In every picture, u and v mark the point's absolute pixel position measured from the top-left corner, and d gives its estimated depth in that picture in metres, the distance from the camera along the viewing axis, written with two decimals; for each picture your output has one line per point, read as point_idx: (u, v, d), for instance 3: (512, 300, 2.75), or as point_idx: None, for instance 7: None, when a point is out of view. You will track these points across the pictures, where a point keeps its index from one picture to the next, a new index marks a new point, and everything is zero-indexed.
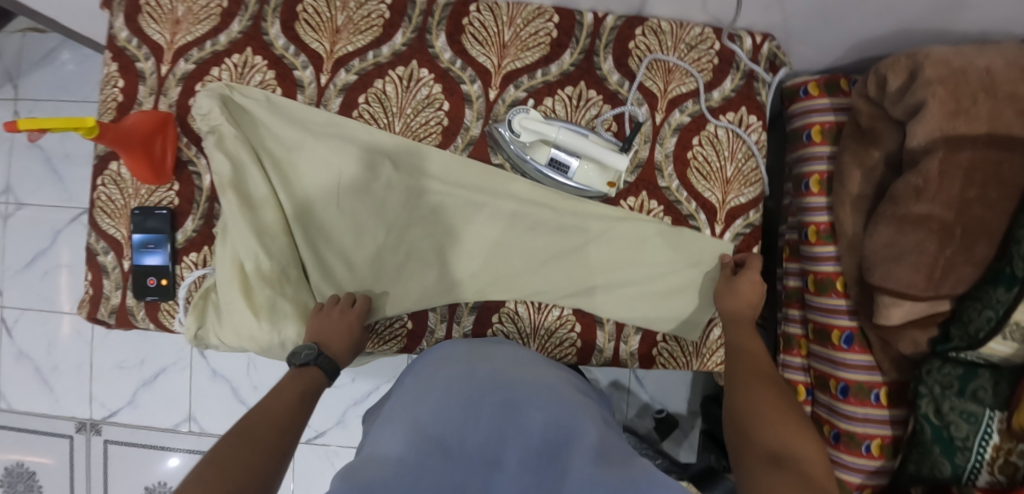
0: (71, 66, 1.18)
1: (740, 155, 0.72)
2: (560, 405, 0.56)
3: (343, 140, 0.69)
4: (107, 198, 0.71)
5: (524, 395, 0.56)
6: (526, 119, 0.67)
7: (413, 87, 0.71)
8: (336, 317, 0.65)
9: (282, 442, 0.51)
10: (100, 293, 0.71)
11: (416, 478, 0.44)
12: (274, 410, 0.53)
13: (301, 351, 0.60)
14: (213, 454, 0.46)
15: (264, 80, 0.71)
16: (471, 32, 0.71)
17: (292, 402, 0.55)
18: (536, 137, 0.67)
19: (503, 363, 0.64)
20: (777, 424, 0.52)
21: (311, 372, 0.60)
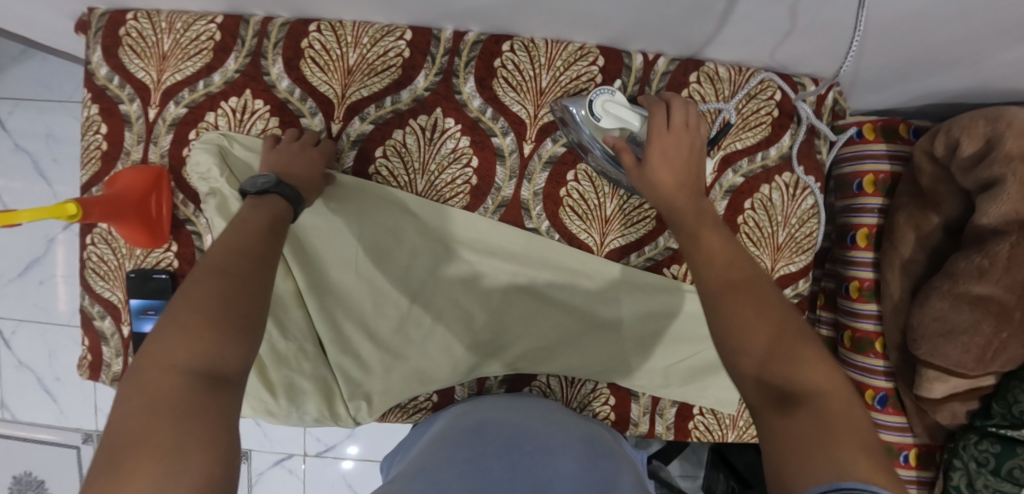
0: (53, 62, 1.08)
1: (794, 220, 0.66)
2: (598, 452, 0.53)
3: (363, 201, 0.61)
4: (99, 258, 0.64)
5: (563, 443, 0.53)
6: (611, 102, 0.55)
7: (437, 140, 0.63)
8: (297, 152, 0.56)
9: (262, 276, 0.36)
10: (100, 359, 0.66)
11: None
12: (241, 242, 0.38)
13: (254, 180, 0.46)
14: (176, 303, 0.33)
15: (267, 128, 0.62)
16: (504, 75, 0.62)
17: (261, 233, 0.40)
18: (619, 124, 0.55)
19: (535, 412, 0.60)
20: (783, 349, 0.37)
21: (273, 201, 0.46)
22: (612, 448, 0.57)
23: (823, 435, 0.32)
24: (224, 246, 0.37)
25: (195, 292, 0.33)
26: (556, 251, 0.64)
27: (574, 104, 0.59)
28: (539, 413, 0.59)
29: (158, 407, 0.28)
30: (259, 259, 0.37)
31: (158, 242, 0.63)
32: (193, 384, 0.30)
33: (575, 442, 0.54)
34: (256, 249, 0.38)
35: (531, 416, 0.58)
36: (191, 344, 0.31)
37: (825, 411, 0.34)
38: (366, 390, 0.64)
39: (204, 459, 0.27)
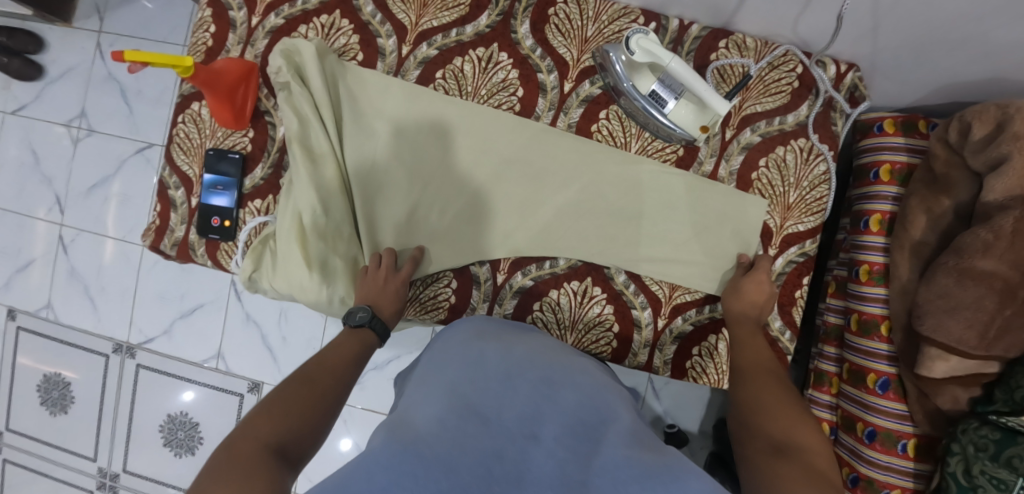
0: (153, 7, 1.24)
1: (806, 184, 0.71)
2: (599, 393, 0.56)
3: (406, 98, 0.71)
4: (185, 135, 0.75)
5: (562, 371, 0.57)
6: (645, 39, 0.63)
7: (490, 70, 0.71)
8: (377, 282, 0.68)
9: (327, 402, 0.55)
10: (166, 225, 0.76)
11: (455, 441, 0.46)
12: (316, 376, 0.57)
13: (355, 314, 0.64)
14: (270, 400, 0.52)
15: (348, 43, 0.73)
16: (555, 22, 0.71)
17: (345, 362, 0.60)
18: (649, 59, 0.63)
19: (538, 345, 0.64)
20: (776, 417, 0.55)
21: (364, 333, 0.64)
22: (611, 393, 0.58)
23: (808, 472, 0.48)
24: (306, 380, 0.56)
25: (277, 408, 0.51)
26: (577, 163, 0.71)
27: (613, 50, 0.67)
28: (529, 344, 0.63)
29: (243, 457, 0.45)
30: (332, 386, 0.56)
31: (238, 122, 0.72)
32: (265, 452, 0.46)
33: (570, 373, 0.58)
34: (323, 386, 0.56)
35: (528, 343, 0.63)
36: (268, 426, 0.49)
37: (804, 457, 0.50)
38: None
39: (266, 478, 0.43)
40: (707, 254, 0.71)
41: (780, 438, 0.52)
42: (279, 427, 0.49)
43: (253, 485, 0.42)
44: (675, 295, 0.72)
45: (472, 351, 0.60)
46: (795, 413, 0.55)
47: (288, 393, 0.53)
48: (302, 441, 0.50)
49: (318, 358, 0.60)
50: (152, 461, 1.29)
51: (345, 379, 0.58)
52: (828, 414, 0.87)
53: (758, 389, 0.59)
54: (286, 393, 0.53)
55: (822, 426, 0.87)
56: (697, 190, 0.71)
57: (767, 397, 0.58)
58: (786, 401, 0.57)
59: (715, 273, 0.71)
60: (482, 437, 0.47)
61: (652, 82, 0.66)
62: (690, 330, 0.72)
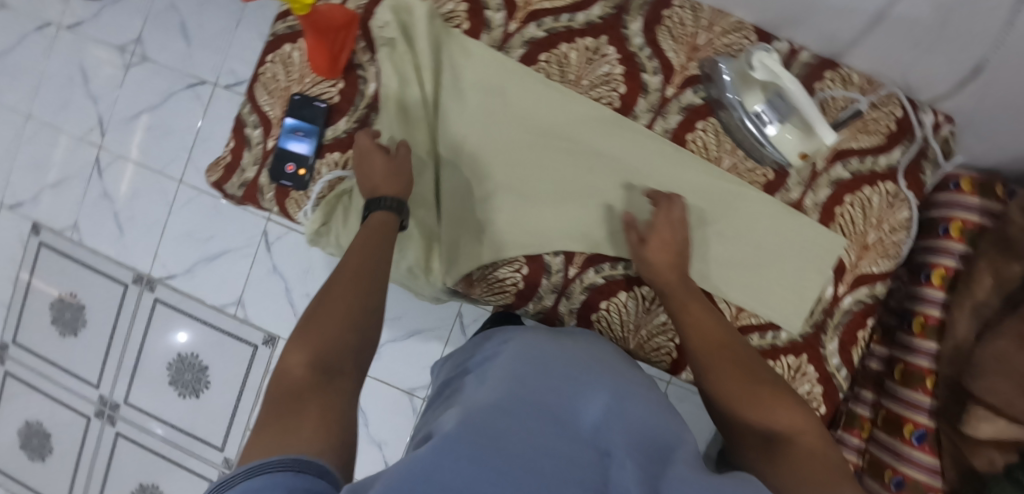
0: None
1: (887, 226, 0.72)
2: (659, 412, 0.53)
3: (506, 75, 0.69)
4: (272, 76, 0.73)
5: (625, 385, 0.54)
6: (768, 58, 0.62)
7: (595, 61, 0.70)
8: (376, 165, 0.63)
9: (363, 322, 0.51)
10: (237, 164, 0.74)
11: (528, 433, 0.42)
12: (349, 286, 0.53)
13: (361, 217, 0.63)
14: (309, 317, 0.50)
15: (455, 9, 0.71)
16: (668, 25, 0.70)
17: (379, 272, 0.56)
18: (767, 78, 0.62)
19: (594, 349, 0.62)
20: (772, 411, 0.51)
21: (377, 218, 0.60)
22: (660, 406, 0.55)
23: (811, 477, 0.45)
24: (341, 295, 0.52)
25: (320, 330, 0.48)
26: (667, 170, 0.70)
27: (726, 62, 0.67)
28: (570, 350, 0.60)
29: (300, 393, 0.43)
30: (370, 304, 0.53)
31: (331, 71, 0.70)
32: (312, 379, 0.44)
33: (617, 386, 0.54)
34: (360, 304, 0.52)
35: (565, 349, 0.60)
36: (311, 348, 0.46)
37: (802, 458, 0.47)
38: (458, 250, 0.70)
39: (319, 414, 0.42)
40: (778, 280, 0.71)
41: (782, 431, 0.50)
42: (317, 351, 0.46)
43: (310, 418, 0.41)
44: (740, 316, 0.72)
45: (523, 352, 0.58)
46: (786, 409, 0.51)
47: (320, 313, 0.50)
48: (345, 358, 0.47)
49: (341, 268, 0.55)
50: (156, 397, 1.27)
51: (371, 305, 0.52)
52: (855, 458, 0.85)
53: (739, 390, 0.53)
54: (318, 316, 0.49)
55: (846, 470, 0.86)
56: (779, 216, 0.71)
57: (761, 393, 0.53)
58: (768, 390, 0.53)
59: (784, 300, 0.71)
60: (553, 435, 0.43)
61: (759, 102, 0.66)
62: None
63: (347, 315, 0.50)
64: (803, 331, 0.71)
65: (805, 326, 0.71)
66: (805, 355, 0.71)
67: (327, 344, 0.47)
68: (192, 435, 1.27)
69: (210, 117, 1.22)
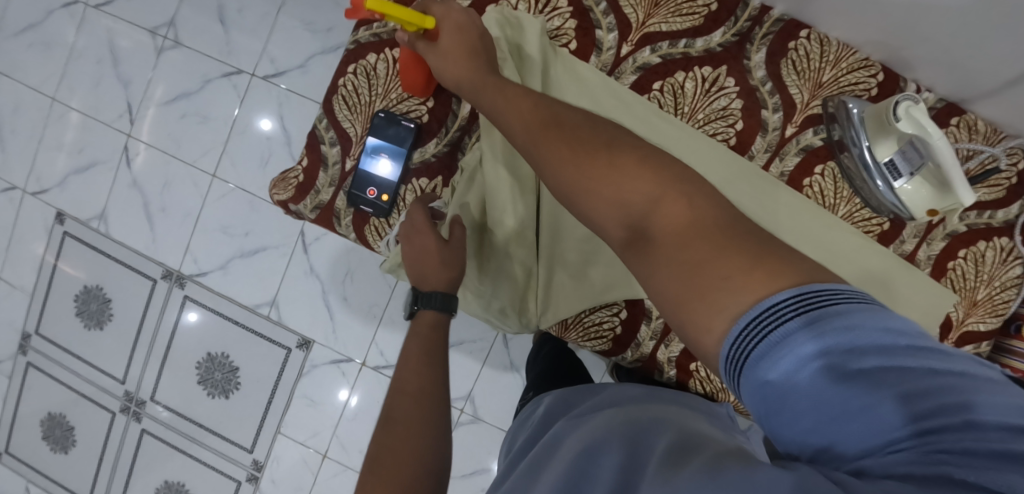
0: None
1: (1000, 283, 0.68)
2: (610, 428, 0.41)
3: (619, 105, 0.65)
4: (354, 89, 0.67)
5: (599, 421, 0.43)
6: (915, 108, 0.57)
7: (712, 94, 0.65)
8: (417, 244, 0.59)
9: (425, 421, 0.50)
10: (311, 184, 0.69)
11: None
12: (404, 399, 0.52)
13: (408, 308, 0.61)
14: (373, 454, 0.48)
15: (561, 27, 0.66)
16: (793, 57, 0.65)
17: (422, 365, 0.54)
18: (915, 130, 0.57)
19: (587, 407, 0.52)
20: (662, 245, 0.36)
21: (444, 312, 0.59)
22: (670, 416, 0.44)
23: (681, 270, 0.34)
24: (396, 414, 0.50)
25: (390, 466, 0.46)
26: (781, 216, 0.65)
27: (857, 103, 0.62)
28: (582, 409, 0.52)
29: None
30: (423, 400, 0.52)
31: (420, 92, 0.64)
32: None
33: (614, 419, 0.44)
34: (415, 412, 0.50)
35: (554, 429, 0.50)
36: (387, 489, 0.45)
37: (664, 241, 0.36)
38: (556, 291, 0.65)
39: None
40: None
41: (632, 213, 0.38)
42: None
43: None
44: None
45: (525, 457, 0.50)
46: (643, 178, 0.39)
47: (382, 445, 0.48)
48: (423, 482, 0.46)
49: (395, 387, 0.54)
50: (183, 396, 1.23)
51: (431, 437, 0.49)
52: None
53: (600, 184, 0.39)
54: (379, 452, 0.48)
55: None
56: (893, 271, 0.67)
57: (585, 174, 0.40)
58: (607, 158, 0.40)
59: None
60: None
61: (890, 152, 0.61)
62: None
63: (409, 432, 0.49)
64: None
65: None
66: None
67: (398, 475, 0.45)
68: (221, 437, 1.22)
69: (248, 107, 1.14)
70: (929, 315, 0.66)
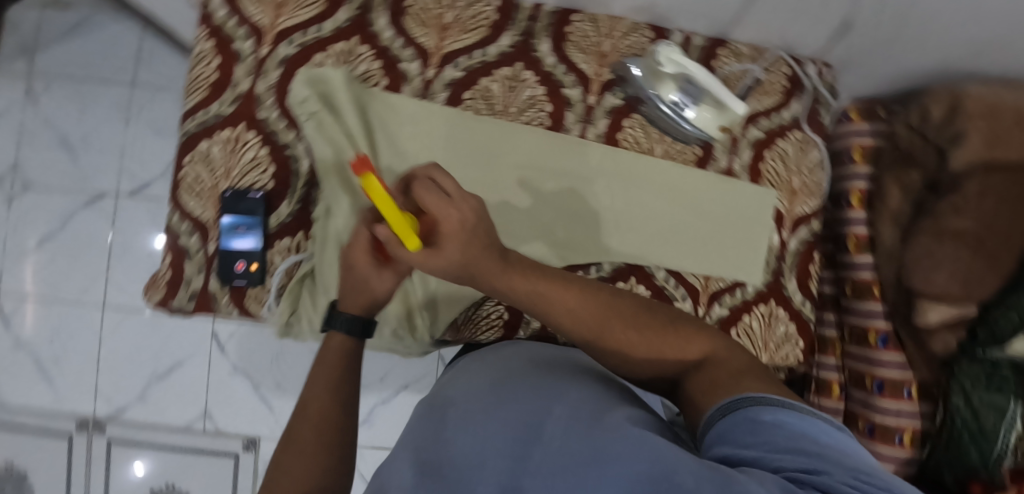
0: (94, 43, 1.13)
1: (805, 169, 0.79)
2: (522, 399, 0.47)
3: (439, 121, 0.71)
4: (196, 177, 0.69)
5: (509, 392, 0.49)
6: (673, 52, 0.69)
7: (517, 88, 0.73)
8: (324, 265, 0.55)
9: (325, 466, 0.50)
10: (179, 277, 0.69)
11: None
12: (301, 437, 0.50)
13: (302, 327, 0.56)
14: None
15: (369, 69, 0.71)
16: (574, 39, 0.74)
17: (326, 401, 0.52)
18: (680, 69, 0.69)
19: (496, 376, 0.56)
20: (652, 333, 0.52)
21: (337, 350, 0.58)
22: (568, 381, 0.51)
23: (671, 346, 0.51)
24: (291, 453, 0.49)
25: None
26: (608, 169, 0.74)
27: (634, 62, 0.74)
28: (479, 373, 0.56)
29: None
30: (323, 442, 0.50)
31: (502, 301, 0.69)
32: None
33: (519, 389, 0.49)
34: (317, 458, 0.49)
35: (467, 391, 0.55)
36: None
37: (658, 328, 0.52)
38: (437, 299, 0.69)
39: None
40: (733, 241, 0.77)
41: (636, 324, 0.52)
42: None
43: None
44: (710, 283, 0.77)
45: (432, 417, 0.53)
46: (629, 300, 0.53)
47: (278, 484, 0.48)
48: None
49: (297, 415, 0.52)
50: None
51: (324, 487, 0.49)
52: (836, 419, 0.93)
53: (643, 345, 0.50)
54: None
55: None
56: (716, 187, 0.77)
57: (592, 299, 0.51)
58: (672, 329, 0.51)
59: (741, 257, 0.77)
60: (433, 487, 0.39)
61: (673, 91, 0.71)
62: (727, 313, 0.77)
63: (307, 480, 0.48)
64: (763, 281, 0.78)
65: (764, 276, 0.78)
66: (772, 300, 0.78)
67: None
68: None
69: (120, 231, 1.13)
70: (757, 214, 0.78)
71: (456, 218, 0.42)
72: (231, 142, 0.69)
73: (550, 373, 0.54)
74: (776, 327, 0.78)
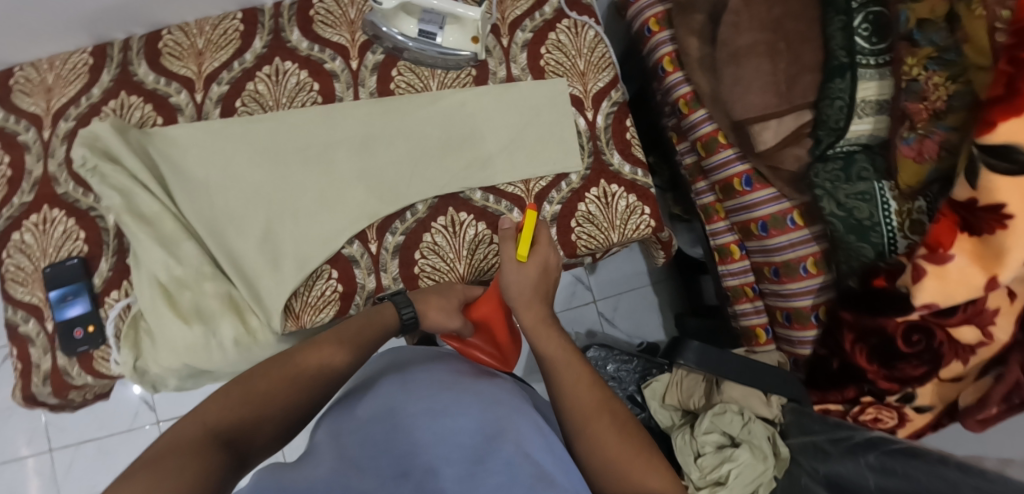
0: None
1: (586, 50, 0.80)
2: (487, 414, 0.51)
3: (216, 134, 0.73)
4: (15, 267, 0.72)
5: (465, 396, 0.54)
6: None
7: (282, 79, 0.76)
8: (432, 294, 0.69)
9: (264, 422, 0.47)
10: (29, 364, 0.71)
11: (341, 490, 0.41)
12: (249, 394, 0.48)
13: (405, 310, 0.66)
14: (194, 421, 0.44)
15: (143, 114, 0.75)
16: (320, 18, 0.78)
17: (287, 387, 0.51)
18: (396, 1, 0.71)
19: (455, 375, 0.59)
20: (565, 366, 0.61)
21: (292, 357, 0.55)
22: (505, 397, 0.56)
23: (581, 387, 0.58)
24: (229, 402, 0.47)
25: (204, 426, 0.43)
26: (393, 117, 0.75)
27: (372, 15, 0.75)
28: (442, 368, 0.60)
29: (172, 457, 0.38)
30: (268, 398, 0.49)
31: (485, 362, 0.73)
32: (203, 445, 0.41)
33: (471, 398, 0.53)
34: (255, 409, 0.47)
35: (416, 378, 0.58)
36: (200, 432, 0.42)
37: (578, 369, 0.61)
38: (266, 295, 0.70)
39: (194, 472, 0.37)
40: (543, 139, 0.77)
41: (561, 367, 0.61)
42: (231, 414, 0.46)
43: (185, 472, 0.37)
44: (532, 187, 0.76)
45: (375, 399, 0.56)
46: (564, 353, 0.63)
47: (213, 411, 0.46)
48: (251, 436, 0.45)
49: (251, 381, 0.51)
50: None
51: (255, 421, 0.46)
52: (748, 277, 0.95)
53: (610, 451, 0.51)
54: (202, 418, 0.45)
55: (758, 332, 0.95)
56: (504, 96, 0.77)
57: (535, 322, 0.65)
58: (644, 456, 0.51)
59: (556, 151, 0.76)
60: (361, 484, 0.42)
61: (414, 23, 0.75)
62: (560, 209, 0.76)
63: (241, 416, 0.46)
64: (585, 164, 0.77)
65: (584, 159, 0.77)
66: (602, 180, 0.77)
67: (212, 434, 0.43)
68: None
69: None
70: (556, 104, 0.78)
71: (543, 255, 0.68)
72: (40, 224, 0.73)
73: (496, 388, 0.58)
74: (617, 203, 0.77)
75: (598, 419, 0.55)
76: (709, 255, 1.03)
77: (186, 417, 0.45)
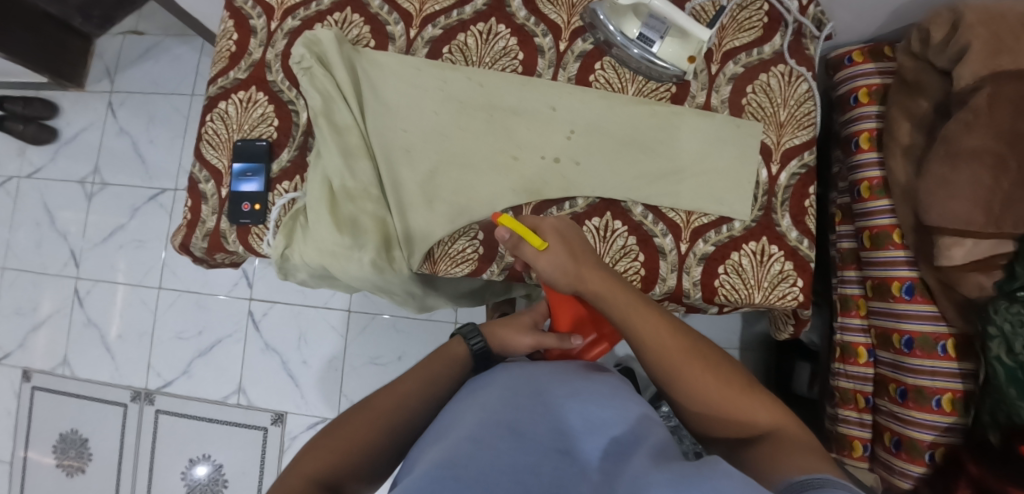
0: (160, 62, 1.31)
1: (793, 102, 0.77)
2: (621, 407, 0.50)
3: (416, 72, 0.77)
4: (214, 132, 0.79)
5: (593, 386, 0.53)
6: None
7: (491, 40, 0.78)
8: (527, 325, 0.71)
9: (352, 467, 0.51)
10: (197, 217, 0.79)
11: (496, 453, 0.41)
12: (340, 434, 0.53)
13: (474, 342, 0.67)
14: (296, 465, 0.50)
15: (360, 33, 0.80)
16: None
17: (371, 426, 0.55)
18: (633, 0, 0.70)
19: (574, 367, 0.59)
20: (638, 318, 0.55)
21: (379, 396, 0.59)
22: (632, 394, 0.54)
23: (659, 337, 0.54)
24: (320, 445, 0.52)
25: (302, 471, 0.49)
26: (584, 106, 0.76)
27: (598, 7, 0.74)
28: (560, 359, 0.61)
29: None
30: (350, 441, 0.53)
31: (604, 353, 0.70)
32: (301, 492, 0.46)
33: (601, 385, 0.54)
34: (343, 449, 0.52)
35: (543, 365, 0.58)
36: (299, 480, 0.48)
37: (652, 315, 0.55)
38: (416, 231, 0.74)
39: None
40: (718, 177, 0.75)
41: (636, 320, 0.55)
42: (326, 463, 0.50)
43: None
44: (693, 219, 0.74)
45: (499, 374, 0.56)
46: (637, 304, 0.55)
47: (311, 453, 0.51)
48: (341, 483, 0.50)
49: (343, 420, 0.56)
50: None
51: (343, 465, 0.51)
52: (866, 386, 0.88)
53: (716, 392, 0.51)
54: (302, 461, 0.50)
55: (855, 444, 0.89)
56: (695, 122, 0.75)
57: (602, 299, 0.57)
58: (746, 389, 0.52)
59: (729, 192, 0.74)
60: (516, 449, 0.42)
61: (637, 26, 0.73)
62: (713, 250, 0.74)
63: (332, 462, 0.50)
64: (753, 216, 0.74)
65: (753, 211, 0.75)
66: (765, 237, 0.74)
67: (308, 480, 0.48)
68: None
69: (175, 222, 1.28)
70: (744, 147, 0.75)
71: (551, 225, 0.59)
72: (244, 101, 0.79)
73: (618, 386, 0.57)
74: (771, 265, 0.74)
75: (678, 368, 0.52)
76: (827, 345, 0.98)
77: (289, 465, 0.51)
